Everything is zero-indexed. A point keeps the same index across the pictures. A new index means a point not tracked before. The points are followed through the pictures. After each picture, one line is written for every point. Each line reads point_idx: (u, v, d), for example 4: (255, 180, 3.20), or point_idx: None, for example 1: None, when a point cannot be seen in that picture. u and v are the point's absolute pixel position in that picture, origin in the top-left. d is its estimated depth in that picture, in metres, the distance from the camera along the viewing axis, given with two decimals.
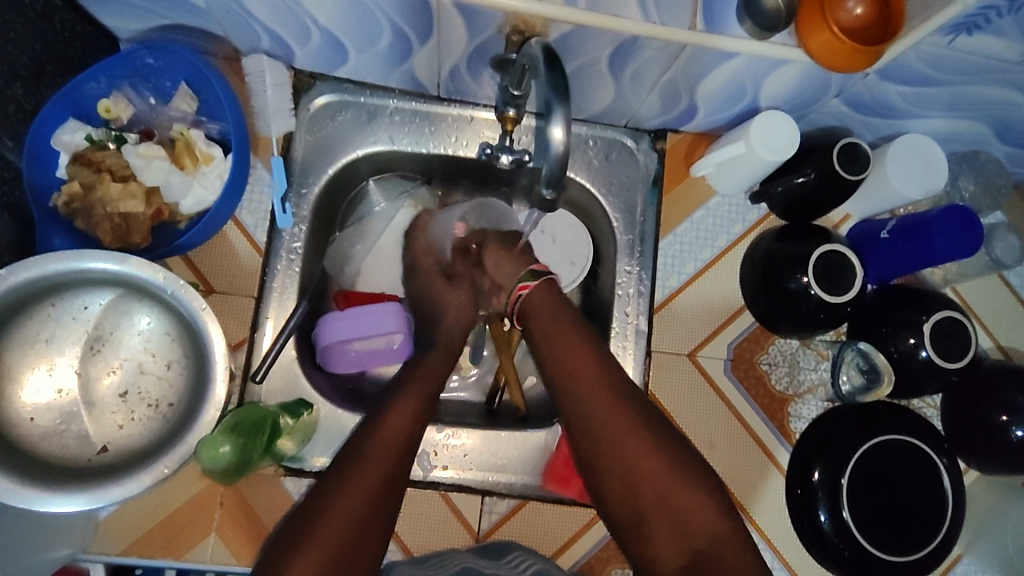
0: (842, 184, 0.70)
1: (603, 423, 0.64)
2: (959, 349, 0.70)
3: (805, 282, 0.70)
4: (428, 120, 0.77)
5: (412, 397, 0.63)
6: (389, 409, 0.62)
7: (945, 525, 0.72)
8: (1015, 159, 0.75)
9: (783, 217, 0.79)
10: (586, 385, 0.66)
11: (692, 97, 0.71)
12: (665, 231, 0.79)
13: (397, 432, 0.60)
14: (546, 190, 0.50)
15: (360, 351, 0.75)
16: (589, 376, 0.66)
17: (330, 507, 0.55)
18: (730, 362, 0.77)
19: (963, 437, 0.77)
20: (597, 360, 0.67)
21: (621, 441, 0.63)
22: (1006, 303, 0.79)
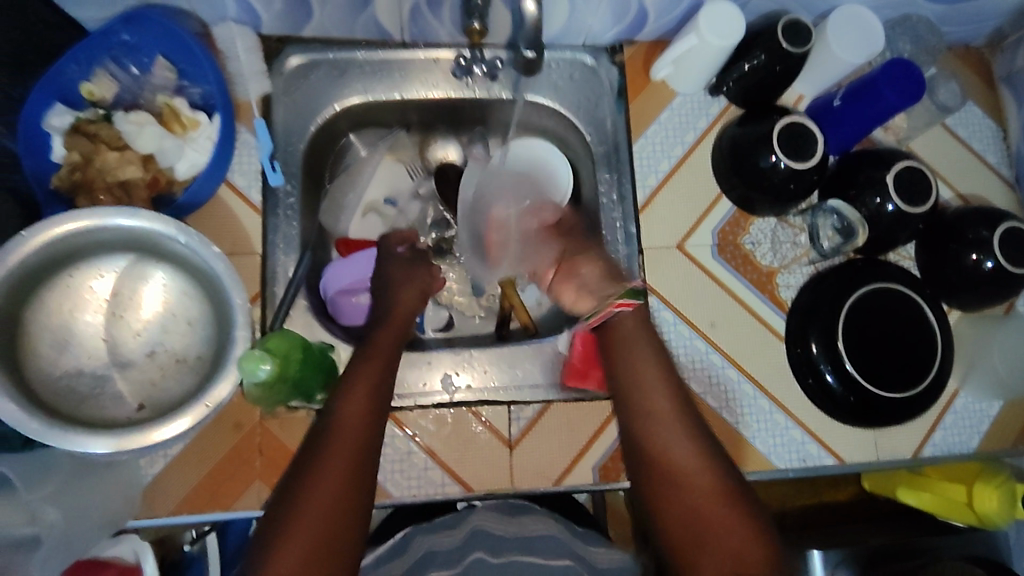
0: (790, 61, 0.75)
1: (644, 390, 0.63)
2: (922, 195, 0.76)
3: (773, 159, 0.75)
4: (397, 66, 0.81)
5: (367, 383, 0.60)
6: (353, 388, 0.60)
7: (896, 423, 0.78)
8: (944, 16, 0.81)
9: (742, 105, 0.84)
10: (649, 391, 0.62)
11: (641, 1, 0.76)
12: (636, 135, 0.84)
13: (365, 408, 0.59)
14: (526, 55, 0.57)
15: (361, 300, 0.77)
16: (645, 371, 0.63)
17: (306, 498, 0.53)
18: (716, 247, 0.82)
19: (940, 280, 0.82)
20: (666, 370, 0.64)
21: (673, 449, 0.59)
22: (955, 154, 0.86)
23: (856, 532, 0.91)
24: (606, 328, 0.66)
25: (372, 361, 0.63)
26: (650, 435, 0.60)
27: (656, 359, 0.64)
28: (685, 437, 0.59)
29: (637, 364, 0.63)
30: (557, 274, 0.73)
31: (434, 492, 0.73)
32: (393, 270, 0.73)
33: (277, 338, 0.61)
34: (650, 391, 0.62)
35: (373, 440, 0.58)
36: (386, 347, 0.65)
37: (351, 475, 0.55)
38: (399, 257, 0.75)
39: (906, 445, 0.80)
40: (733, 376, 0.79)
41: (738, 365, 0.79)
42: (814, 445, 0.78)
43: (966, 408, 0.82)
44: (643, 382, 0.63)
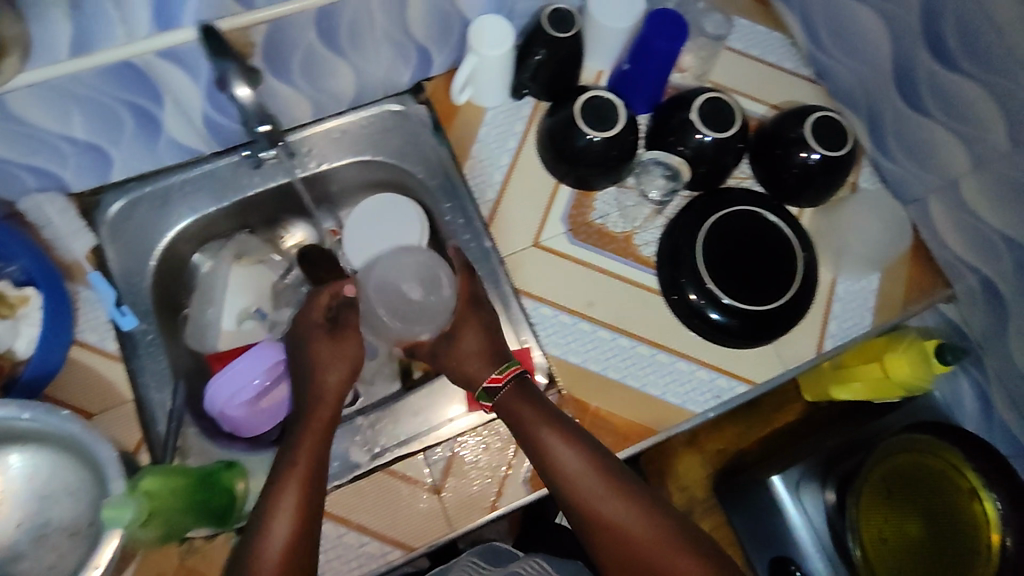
0: (566, 45, 0.80)
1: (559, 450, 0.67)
2: (728, 118, 0.80)
3: (586, 136, 0.79)
4: (217, 177, 0.82)
5: (291, 484, 0.62)
6: (272, 500, 0.61)
7: (789, 330, 0.81)
8: None
9: (547, 98, 0.88)
10: (562, 455, 0.66)
11: (415, 39, 0.79)
12: (463, 158, 0.86)
13: (288, 514, 0.61)
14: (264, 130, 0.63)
15: (267, 405, 0.77)
16: (550, 431, 0.67)
17: None
18: (570, 232, 0.84)
19: (782, 187, 0.86)
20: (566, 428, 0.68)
21: (601, 507, 0.65)
22: (751, 74, 0.93)
23: (806, 445, 0.96)
24: (509, 417, 0.70)
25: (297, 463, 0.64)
26: (588, 509, 0.65)
27: (571, 439, 0.67)
28: (615, 502, 0.65)
29: (550, 439, 0.67)
30: (447, 343, 0.74)
31: (377, 565, 0.71)
32: (319, 350, 0.72)
33: (149, 478, 0.62)
34: (570, 469, 0.66)
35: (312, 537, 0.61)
36: (309, 444, 0.65)
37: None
38: (320, 326, 0.73)
39: (809, 348, 0.82)
40: (628, 345, 0.80)
41: (630, 333, 0.81)
42: (726, 379, 0.80)
43: (849, 291, 0.85)
44: (559, 460, 0.66)
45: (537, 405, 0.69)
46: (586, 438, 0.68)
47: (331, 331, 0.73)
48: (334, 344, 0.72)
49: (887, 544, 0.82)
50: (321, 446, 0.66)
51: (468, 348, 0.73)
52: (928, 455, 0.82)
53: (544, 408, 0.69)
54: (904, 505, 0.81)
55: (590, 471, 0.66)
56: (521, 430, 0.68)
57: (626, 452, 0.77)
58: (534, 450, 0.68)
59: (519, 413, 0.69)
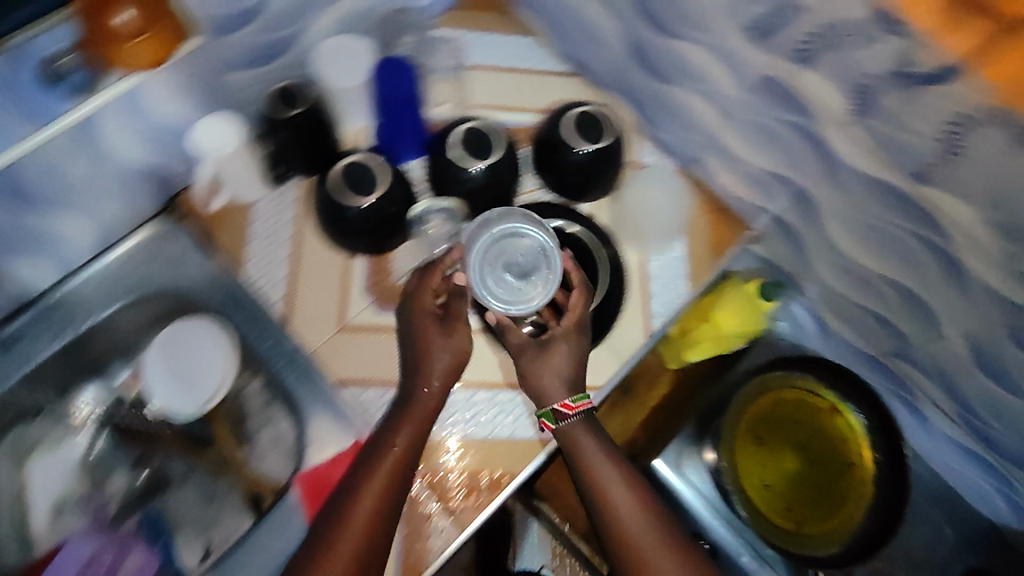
0: (303, 120, 0.75)
1: (618, 496, 0.68)
2: (489, 143, 0.79)
3: (358, 205, 0.74)
4: None
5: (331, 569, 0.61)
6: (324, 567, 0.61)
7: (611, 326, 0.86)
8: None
9: (312, 172, 0.82)
10: (615, 495, 0.68)
11: (134, 164, 0.72)
12: (240, 263, 0.81)
13: None
14: None
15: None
16: (604, 471, 0.70)
17: None
18: (374, 303, 0.81)
19: (568, 186, 0.88)
20: (629, 480, 0.70)
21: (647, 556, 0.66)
22: (507, 86, 0.94)
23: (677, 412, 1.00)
24: (571, 446, 0.72)
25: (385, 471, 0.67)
26: (636, 552, 0.66)
27: (630, 483, 0.70)
28: (656, 542, 0.66)
29: (609, 477, 0.69)
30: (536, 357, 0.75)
31: None
32: (431, 338, 0.74)
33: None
34: (619, 509, 0.68)
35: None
36: (366, 512, 0.64)
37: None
38: (430, 315, 0.74)
39: (635, 335, 0.87)
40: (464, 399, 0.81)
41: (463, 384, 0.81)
42: None
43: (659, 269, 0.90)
44: (613, 496, 0.68)
45: (606, 451, 0.71)
46: (650, 501, 0.69)
47: (443, 320, 0.75)
48: (445, 335, 0.74)
49: (768, 489, 0.91)
50: (374, 519, 0.64)
51: (550, 373, 0.74)
52: (805, 393, 0.92)
53: (615, 454, 0.71)
54: (772, 441, 0.92)
55: (645, 523, 0.67)
56: (579, 460, 0.71)
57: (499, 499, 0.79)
58: (585, 480, 0.70)
59: (579, 443, 0.72)
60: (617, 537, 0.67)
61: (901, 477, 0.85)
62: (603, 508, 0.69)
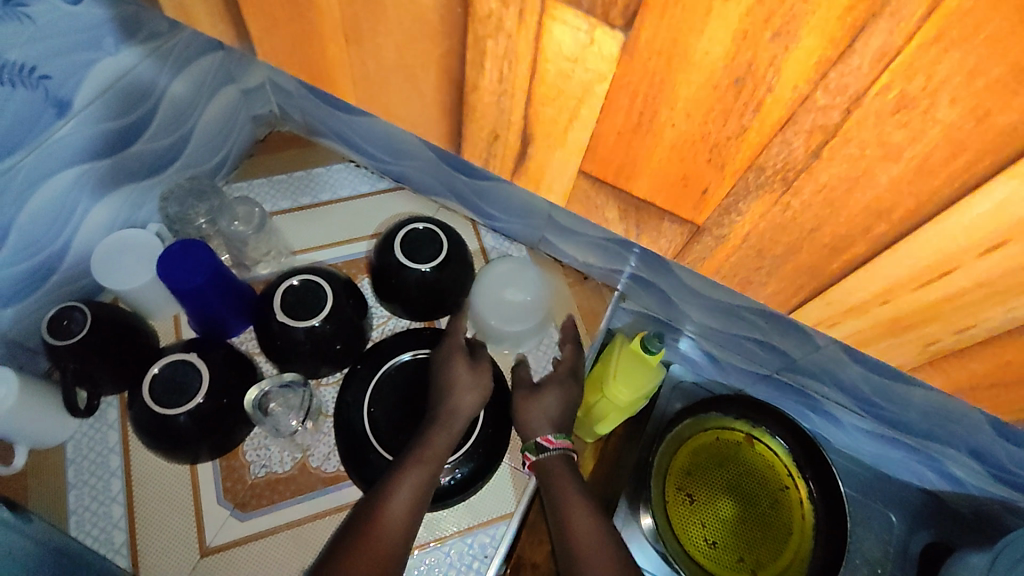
0: (94, 338, 0.66)
1: (579, 537, 0.67)
2: (318, 296, 0.71)
3: (184, 416, 0.65)
4: None
5: None
6: None
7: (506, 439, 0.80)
8: (188, 165, 0.81)
9: (124, 385, 0.72)
10: (575, 537, 0.67)
11: None
12: (64, 518, 0.68)
13: None
14: None
15: None
16: (567, 508, 0.70)
17: None
18: (235, 508, 0.71)
19: (423, 308, 0.82)
20: (591, 512, 0.70)
21: None
22: (326, 219, 0.89)
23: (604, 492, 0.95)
24: (545, 475, 0.74)
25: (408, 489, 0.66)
26: None
27: (592, 514, 0.69)
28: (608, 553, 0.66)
29: (574, 514, 0.69)
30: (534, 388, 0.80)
31: None
32: (459, 370, 0.74)
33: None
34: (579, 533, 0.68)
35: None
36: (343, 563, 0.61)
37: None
38: (461, 348, 0.77)
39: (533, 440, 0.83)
40: None
41: None
42: (478, 530, 0.77)
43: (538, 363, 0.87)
44: (575, 540, 0.67)
45: (574, 485, 0.72)
46: (616, 538, 0.68)
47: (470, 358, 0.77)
48: (476, 368, 0.75)
49: (716, 546, 0.86)
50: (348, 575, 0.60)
51: (547, 406, 0.78)
52: (714, 432, 0.92)
53: (579, 484, 0.73)
54: (702, 491, 0.89)
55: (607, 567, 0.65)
56: (548, 493, 0.72)
57: None
58: (550, 503, 0.71)
59: (551, 475, 0.74)
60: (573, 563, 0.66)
61: (831, 489, 0.85)
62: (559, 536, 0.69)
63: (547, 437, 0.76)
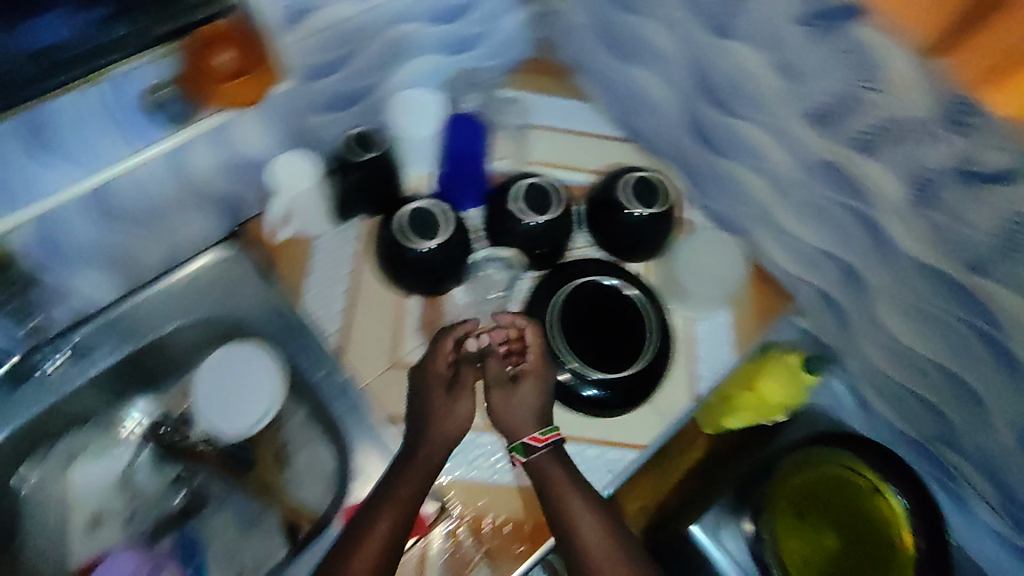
0: (375, 163, 0.80)
1: (584, 537, 0.69)
2: (550, 199, 0.82)
3: (418, 248, 0.78)
4: (32, 380, 0.75)
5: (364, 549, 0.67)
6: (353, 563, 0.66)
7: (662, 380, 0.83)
8: (478, 57, 0.93)
9: (375, 214, 0.87)
10: (582, 525, 0.70)
11: (214, 192, 0.77)
12: (300, 293, 0.83)
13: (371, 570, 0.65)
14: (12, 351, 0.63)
15: None
16: (571, 496, 0.71)
17: None
18: (427, 342, 0.83)
19: (622, 247, 0.89)
20: (595, 508, 0.71)
21: None
22: (564, 145, 0.98)
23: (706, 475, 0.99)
24: (540, 475, 0.73)
25: (367, 545, 0.67)
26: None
27: (596, 510, 0.71)
28: (613, 554, 0.69)
29: (581, 511, 0.70)
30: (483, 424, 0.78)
31: None
32: (433, 399, 0.78)
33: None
34: (586, 533, 0.69)
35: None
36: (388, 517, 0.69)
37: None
38: (441, 376, 0.79)
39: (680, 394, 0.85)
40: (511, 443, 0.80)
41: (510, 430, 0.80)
42: (609, 447, 0.81)
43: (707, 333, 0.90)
44: (584, 537, 0.69)
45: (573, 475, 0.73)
46: (622, 536, 0.70)
47: (450, 386, 0.79)
48: (450, 395, 0.78)
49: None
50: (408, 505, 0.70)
51: (522, 404, 0.77)
52: (847, 472, 0.86)
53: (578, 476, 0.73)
54: (820, 519, 0.85)
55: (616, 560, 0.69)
56: (546, 484, 0.72)
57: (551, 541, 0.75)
58: (553, 504, 0.71)
59: (545, 470, 0.73)
60: (582, 560, 0.68)
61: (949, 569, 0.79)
62: (566, 531, 0.70)
63: (534, 437, 0.75)
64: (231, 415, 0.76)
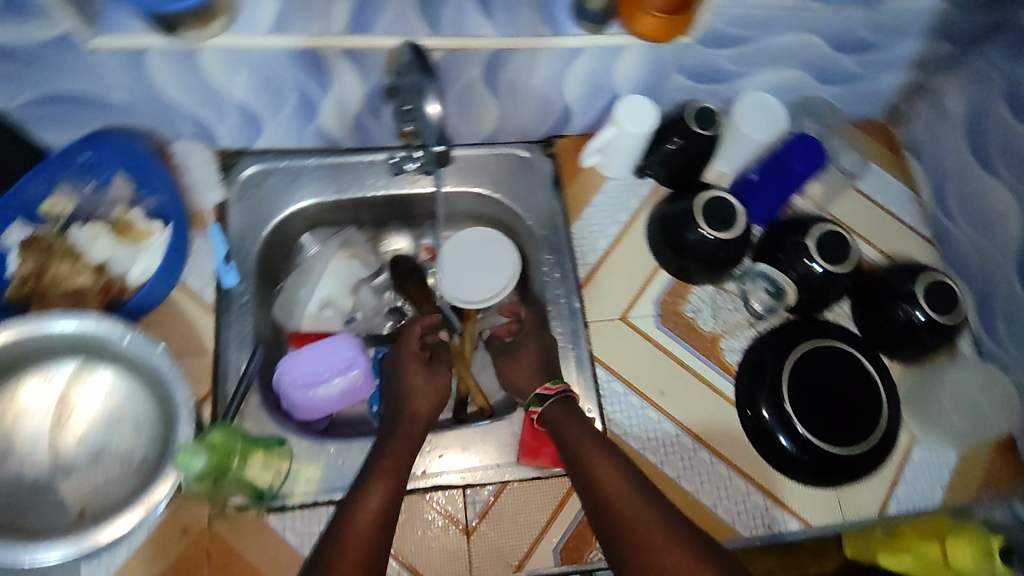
0: (705, 142, 0.82)
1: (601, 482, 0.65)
2: (842, 254, 0.80)
3: (700, 231, 0.80)
4: (348, 171, 0.87)
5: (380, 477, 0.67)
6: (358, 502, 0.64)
7: (859, 479, 0.78)
8: (840, 96, 0.90)
9: (670, 185, 0.90)
10: (601, 471, 0.66)
11: (563, 98, 0.83)
12: (574, 218, 0.89)
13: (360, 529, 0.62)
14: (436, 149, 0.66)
15: (339, 385, 0.81)
16: (593, 450, 0.68)
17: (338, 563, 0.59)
18: (659, 316, 0.84)
19: (879, 336, 0.85)
20: (619, 463, 0.66)
21: (647, 530, 0.60)
22: (872, 214, 0.91)
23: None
24: (553, 426, 0.72)
25: (394, 454, 0.70)
26: (620, 519, 0.61)
27: (617, 464, 0.66)
28: (629, 492, 0.63)
29: (601, 464, 0.66)
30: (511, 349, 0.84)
31: None
32: (411, 370, 0.80)
33: (216, 432, 0.65)
34: (603, 476, 0.65)
35: (384, 536, 0.62)
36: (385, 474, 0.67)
37: (369, 557, 0.60)
38: (416, 356, 0.82)
39: (870, 501, 0.79)
40: (688, 445, 0.79)
41: (693, 433, 0.79)
42: (777, 506, 0.77)
43: (925, 460, 0.82)
44: (603, 480, 0.65)
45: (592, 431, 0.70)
46: (651, 492, 0.64)
47: (428, 363, 0.82)
48: (431, 373, 0.81)
49: None
50: (397, 472, 0.68)
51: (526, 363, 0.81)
52: None
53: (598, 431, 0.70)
54: None
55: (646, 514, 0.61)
56: (562, 438, 0.70)
57: (730, 541, 0.75)
58: (571, 455, 0.68)
59: (560, 422, 0.72)
60: (594, 490, 0.65)
61: None
62: (584, 482, 0.66)
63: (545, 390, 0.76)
64: (462, 286, 0.90)
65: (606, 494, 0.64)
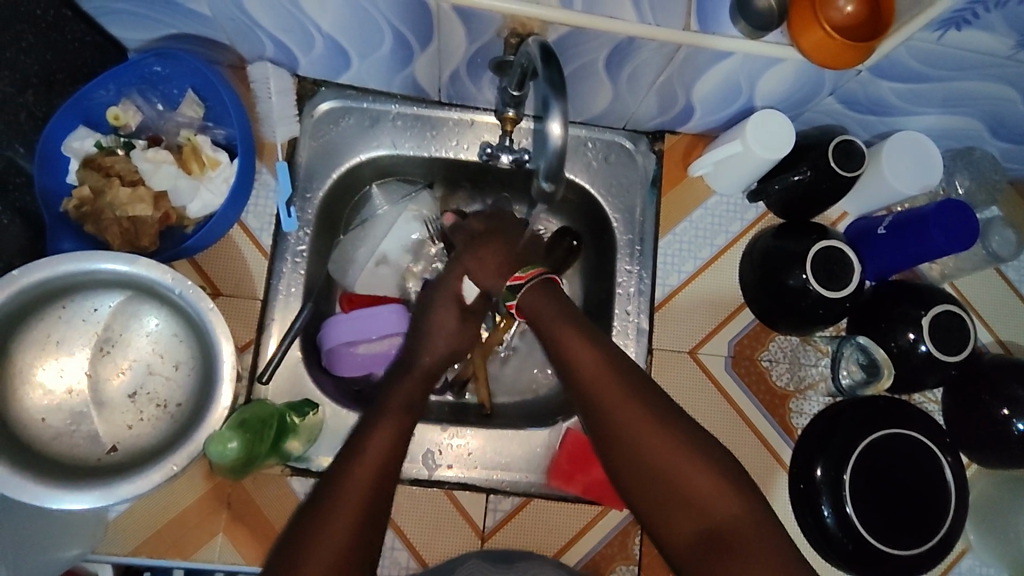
0: (838, 181, 0.71)
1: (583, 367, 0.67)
2: (958, 342, 0.71)
3: (803, 278, 0.71)
4: (430, 125, 0.78)
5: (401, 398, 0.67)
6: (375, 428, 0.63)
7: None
8: (1009, 154, 0.76)
9: (780, 214, 0.80)
10: (578, 351, 0.67)
11: (687, 97, 0.71)
12: (664, 230, 0.80)
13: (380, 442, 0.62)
14: (543, 184, 0.51)
15: (365, 354, 0.76)
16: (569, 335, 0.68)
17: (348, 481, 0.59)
18: (730, 359, 0.79)
19: (965, 432, 0.78)
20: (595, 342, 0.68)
21: (625, 422, 0.63)
22: (1003, 296, 0.81)
23: None
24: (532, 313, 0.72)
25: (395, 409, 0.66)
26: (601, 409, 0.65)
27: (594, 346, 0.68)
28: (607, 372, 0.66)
29: (576, 342, 0.68)
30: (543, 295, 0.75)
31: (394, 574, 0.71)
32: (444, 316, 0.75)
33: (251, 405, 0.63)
34: (648, 448, 0.62)
35: (388, 471, 0.61)
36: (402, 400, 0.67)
37: (379, 481, 0.60)
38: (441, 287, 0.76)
39: None
40: None
41: None
42: None
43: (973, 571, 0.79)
44: (579, 358, 0.67)
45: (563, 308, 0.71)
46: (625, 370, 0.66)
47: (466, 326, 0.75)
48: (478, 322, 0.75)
49: None
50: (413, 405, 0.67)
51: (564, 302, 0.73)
52: None
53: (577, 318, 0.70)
54: None
55: (623, 399, 0.64)
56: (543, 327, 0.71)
57: None
58: (604, 420, 0.65)
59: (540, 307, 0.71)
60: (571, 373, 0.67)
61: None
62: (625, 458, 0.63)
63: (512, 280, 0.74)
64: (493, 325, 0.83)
65: (649, 464, 0.62)
